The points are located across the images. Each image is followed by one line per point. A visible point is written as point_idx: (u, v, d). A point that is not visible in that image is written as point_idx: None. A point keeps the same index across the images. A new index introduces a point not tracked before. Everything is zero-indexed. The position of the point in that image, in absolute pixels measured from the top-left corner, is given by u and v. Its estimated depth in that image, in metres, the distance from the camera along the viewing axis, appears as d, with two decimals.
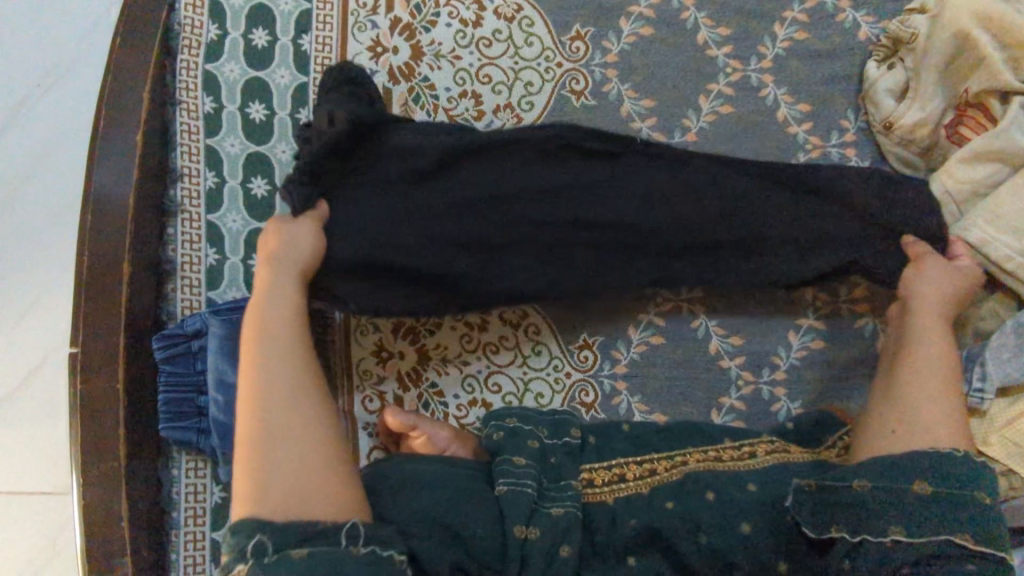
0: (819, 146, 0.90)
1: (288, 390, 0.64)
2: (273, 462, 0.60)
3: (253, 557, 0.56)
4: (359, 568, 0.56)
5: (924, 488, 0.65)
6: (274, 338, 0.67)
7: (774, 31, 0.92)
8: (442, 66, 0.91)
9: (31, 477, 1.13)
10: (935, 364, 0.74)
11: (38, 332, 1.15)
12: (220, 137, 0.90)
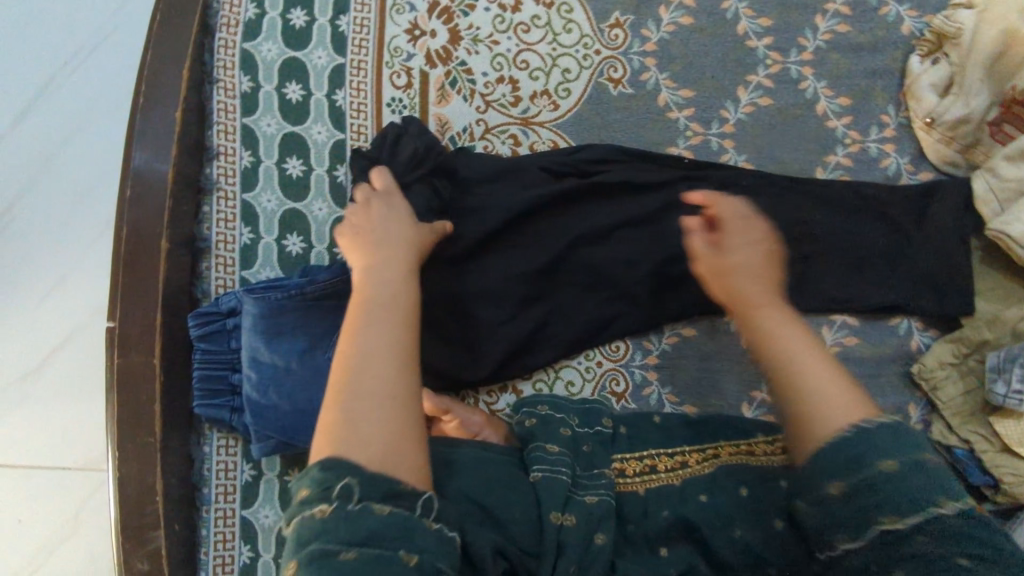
0: (858, 141, 0.90)
1: (381, 356, 0.63)
2: (362, 420, 0.59)
3: (335, 501, 0.54)
4: (429, 540, 0.56)
5: (891, 465, 0.56)
6: (377, 305, 0.66)
7: (815, 23, 0.91)
8: (480, 50, 0.91)
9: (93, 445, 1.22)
10: (794, 356, 0.63)
11: (65, 307, 1.25)
12: (257, 117, 0.90)
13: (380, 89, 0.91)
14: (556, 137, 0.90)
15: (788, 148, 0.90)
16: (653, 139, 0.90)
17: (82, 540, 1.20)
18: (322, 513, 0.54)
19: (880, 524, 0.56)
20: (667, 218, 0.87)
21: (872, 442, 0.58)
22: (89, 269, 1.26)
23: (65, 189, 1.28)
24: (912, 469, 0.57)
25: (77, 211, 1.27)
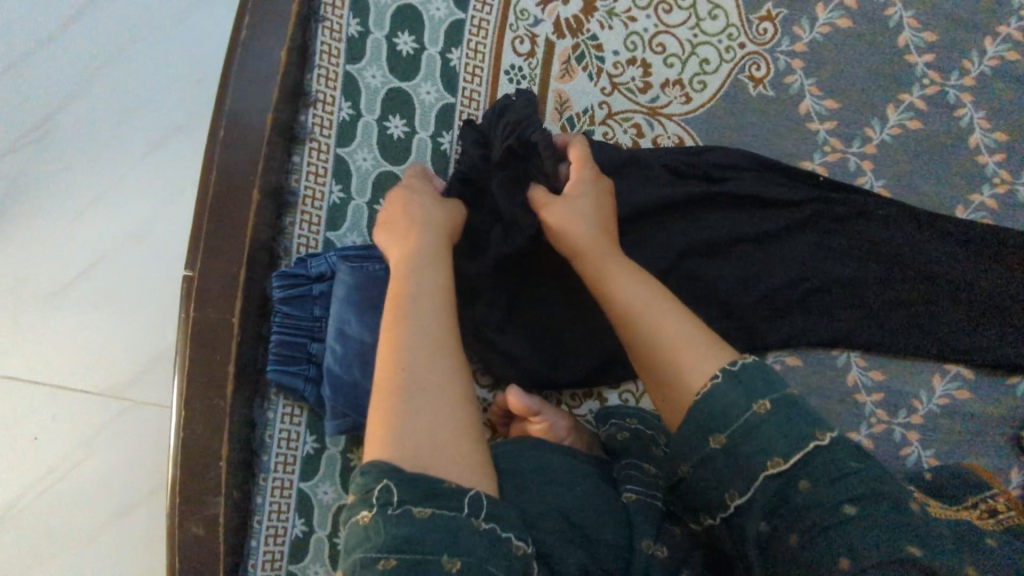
0: (1007, 182, 0.82)
1: (424, 344, 0.58)
2: (413, 419, 0.54)
3: (376, 506, 0.49)
4: (475, 546, 0.49)
5: (764, 407, 0.54)
6: (413, 291, 0.62)
7: (984, 46, 0.83)
8: (614, 25, 0.84)
9: (133, 384, 1.18)
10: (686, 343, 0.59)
11: (102, 222, 1.21)
12: (362, 66, 0.83)
13: (499, 55, 0.84)
14: (683, 133, 0.83)
15: (930, 179, 0.83)
16: (786, 150, 0.83)
17: (93, 466, 1.16)
18: (365, 520, 0.50)
19: (764, 469, 0.53)
20: (787, 238, 0.80)
21: (743, 384, 0.55)
22: (131, 185, 1.22)
23: (113, 97, 1.23)
24: (784, 415, 0.54)
25: (127, 124, 1.23)
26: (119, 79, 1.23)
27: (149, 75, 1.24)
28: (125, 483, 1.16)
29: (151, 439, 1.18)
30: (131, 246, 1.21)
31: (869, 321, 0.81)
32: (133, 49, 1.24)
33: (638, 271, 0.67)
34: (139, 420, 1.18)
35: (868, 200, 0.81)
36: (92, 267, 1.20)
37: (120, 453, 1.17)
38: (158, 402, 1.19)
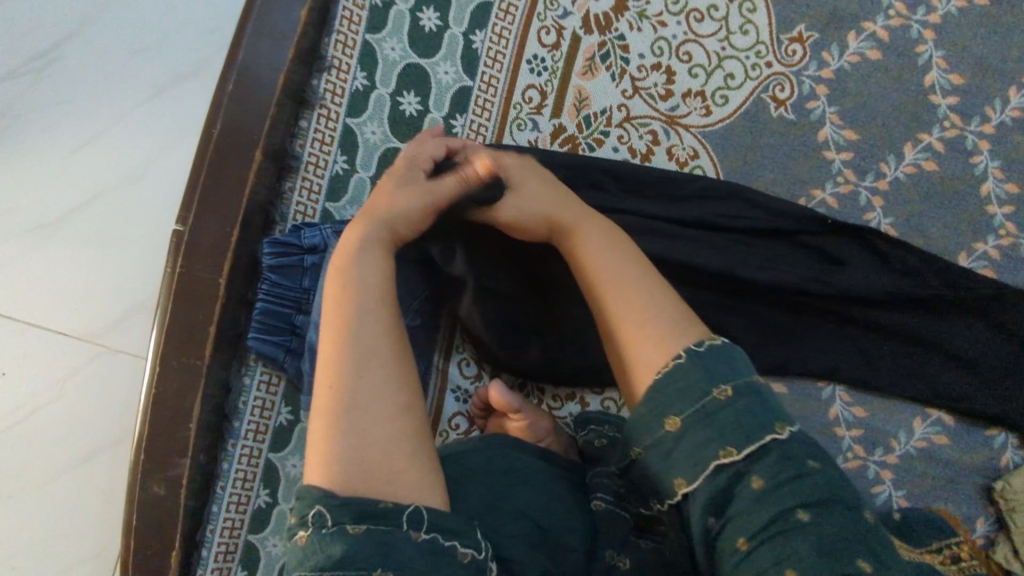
0: (1012, 235, 0.82)
1: (366, 350, 0.55)
2: (357, 429, 0.52)
3: (311, 528, 0.49)
4: (415, 560, 0.48)
5: (729, 394, 0.52)
6: (355, 290, 0.57)
7: (1008, 95, 0.82)
8: (644, 28, 0.82)
9: (108, 330, 1.16)
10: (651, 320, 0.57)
11: (96, 160, 1.17)
12: (382, 37, 0.80)
13: (523, 43, 0.82)
14: (698, 146, 0.82)
15: (937, 222, 0.82)
16: (800, 176, 0.82)
17: (60, 410, 1.14)
18: (302, 540, 0.49)
19: (719, 457, 0.51)
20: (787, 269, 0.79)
21: (707, 369, 0.53)
22: (131, 128, 1.19)
23: (122, 36, 1.19)
24: (748, 403, 0.52)
25: (133, 65, 1.19)
26: (128, 16, 1.20)
27: (160, 19, 1.21)
28: (91, 429, 1.14)
29: (121, 388, 1.15)
30: (124, 189, 1.18)
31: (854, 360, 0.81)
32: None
33: (613, 244, 0.64)
34: (111, 368, 1.15)
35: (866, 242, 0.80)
36: (80, 207, 1.16)
37: (87, 399, 1.15)
38: (132, 351, 1.16)
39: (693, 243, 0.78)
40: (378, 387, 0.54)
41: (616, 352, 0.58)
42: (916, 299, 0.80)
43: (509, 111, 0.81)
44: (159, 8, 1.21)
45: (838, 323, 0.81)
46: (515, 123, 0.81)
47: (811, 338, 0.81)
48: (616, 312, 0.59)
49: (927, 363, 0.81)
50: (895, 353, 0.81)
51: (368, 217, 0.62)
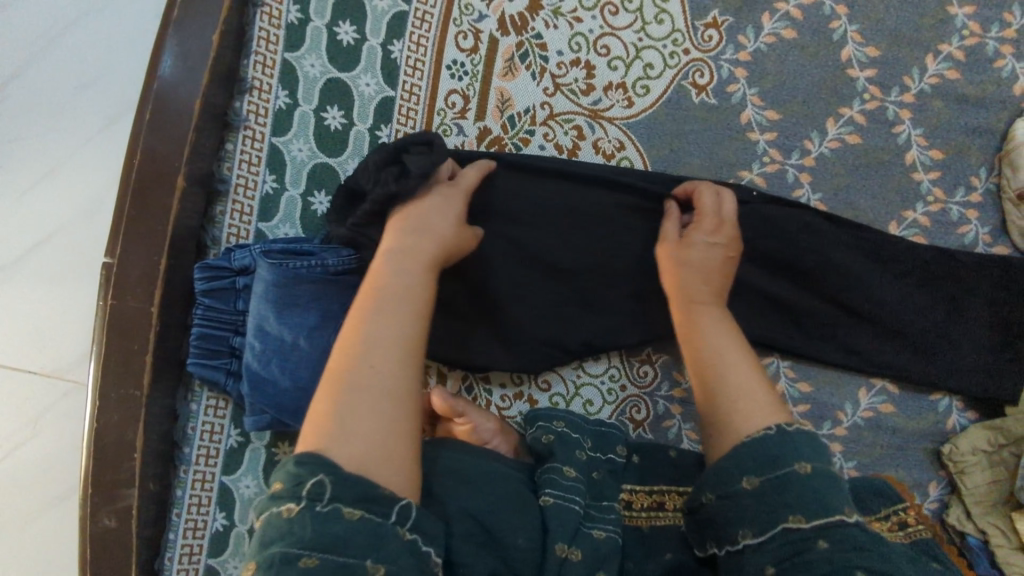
0: (940, 200, 0.83)
1: (386, 347, 0.55)
2: (365, 419, 0.51)
3: (304, 500, 0.46)
4: (398, 556, 0.47)
5: (809, 467, 0.54)
6: (383, 291, 0.58)
7: (925, 63, 0.83)
8: (560, 25, 0.83)
9: (70, 367, 1.15)
10: (741, 381, 0.61)
11: (49, 198, 1.17)
12: (301, 54, 0.81)
13: (441, 50, 0.82)
14: (623, 137, 0.82)
15: (866, 194, 0.83)
16: (726, 159, 0.83)
17: (34, 448, 1.14)
18: (289, 513, 0.46)
19: (785, 522, 0.53)
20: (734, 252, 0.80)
21: (791, 443, 0.56)
22: (81, 162, 1.18)
23: (63, 72, 1.18)
24: (827, 478, 0.55)
25: (79, 99, 1.18)
26: (69, 50, 1.19)
27: (98, 50, 1.20)
28: (62, 465, 1.14)
29: None
30: (78, 223, 1.17)
31: (800, 336, 0.82)
32: (85, 21, 1.20)
33: (727, 325, 0.66)
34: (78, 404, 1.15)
35: (825, 223, 0.81)
36: (37, 245, 1.16)
37: (60, 435, 1.15)
38: None
39: (615, 234, 0.79)
40: (387, 377, 0.53)
41: (714, 412, 0.60)
42: (855, 273, 0.80)
43: (434, 118, 0.82)
44: (98, 38, 1.20)
45: (768, 304, 0.82)
46: (441, 129, 0.82)
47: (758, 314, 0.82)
48: (723, 396, 0.61)
49: (858, 337, 0.82)
50: (829, 327, 0.82)
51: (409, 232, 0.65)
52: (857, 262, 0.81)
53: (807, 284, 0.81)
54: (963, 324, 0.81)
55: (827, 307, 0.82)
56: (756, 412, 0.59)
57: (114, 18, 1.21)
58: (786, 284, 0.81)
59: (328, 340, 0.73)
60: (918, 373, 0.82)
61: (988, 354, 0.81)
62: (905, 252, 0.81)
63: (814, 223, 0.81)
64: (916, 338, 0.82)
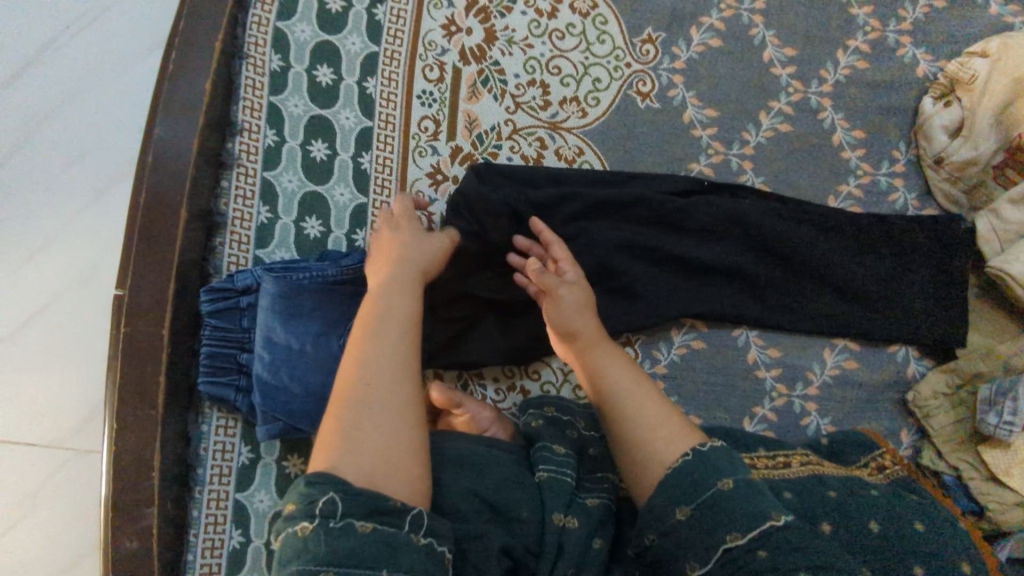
0: (869, 173, 0.93)
1: (374, 373, 0.62)
2: (358, 439, 0.58)
3: (318, 520, 0.53)
4: (412, 557, 0.55)
5: (727, 484, 0.62)
6: (374, 320, 0.66)
7: (837, 57, 0.94)
8: (514, 52, 0.93)
9: (69, 435, 1.12)
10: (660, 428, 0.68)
11: (44, 275, 1.14)
12: (285, 96, 0.89)
13: (411, 82, 0.91)
14: (582, 144, 0.92)
15: (803, 173, 0.93)
16: (675, 154, 0.92)
17: (34, 522, 1.09)
18: (304, 530, 0.53)
19: (724, 541, 0.60)
20: (691, 235, 0.89)
21: (710, 463, 0.63)
22: (72, 236, 1.16)
23: (44, 153, 1.17)
24: (748, 491, 0.62)
25: (72, 173, 1.17)
26: (60, 126, 1.18)
27: (91, 124, 1.19)
28: (65, 536, 1.09)
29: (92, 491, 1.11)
30: (73, 296, 1.14)
31: (759, 305, 0.90)
32: (72, 97, 1.19)
33: (618, 355, 0.75)
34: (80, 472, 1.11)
35: (764, 203, 0.90)
36: (27, 322, 1.13)
37: (62, 507, 1.10)
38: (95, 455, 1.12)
39: (588, 225, 0.87)
40: (378, 385, 0.61)
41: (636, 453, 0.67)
42: (802, 243, 0.89)
43: (409, 142, 0.90)
44: (90, 112, 1.19)
45: (725, 278, 0.89)
46: (417, 150, 0.90)
47: (719, 289, 0.89)
48: (639, 432, 0.68)
49: (815, 300, 0.90)
50: (784, 295, 0.90)
51: (396, 265, 0.73)
52: (802, 234, 0.89)
53: (760, 259, 0.90)
54: (904, 282, 0.90)
55: (778, 278, 0.89)
56: (660, 451, 0.66)
57: (105, 94, 1.20)
58: (741, 260, 0.89)
59: (333, 347, 0.80)
60: (871, 329, 0.90)
61: (938, 308, 0.89)
62: (842, 220, 0.90)
63: (751, 204, 0.90)
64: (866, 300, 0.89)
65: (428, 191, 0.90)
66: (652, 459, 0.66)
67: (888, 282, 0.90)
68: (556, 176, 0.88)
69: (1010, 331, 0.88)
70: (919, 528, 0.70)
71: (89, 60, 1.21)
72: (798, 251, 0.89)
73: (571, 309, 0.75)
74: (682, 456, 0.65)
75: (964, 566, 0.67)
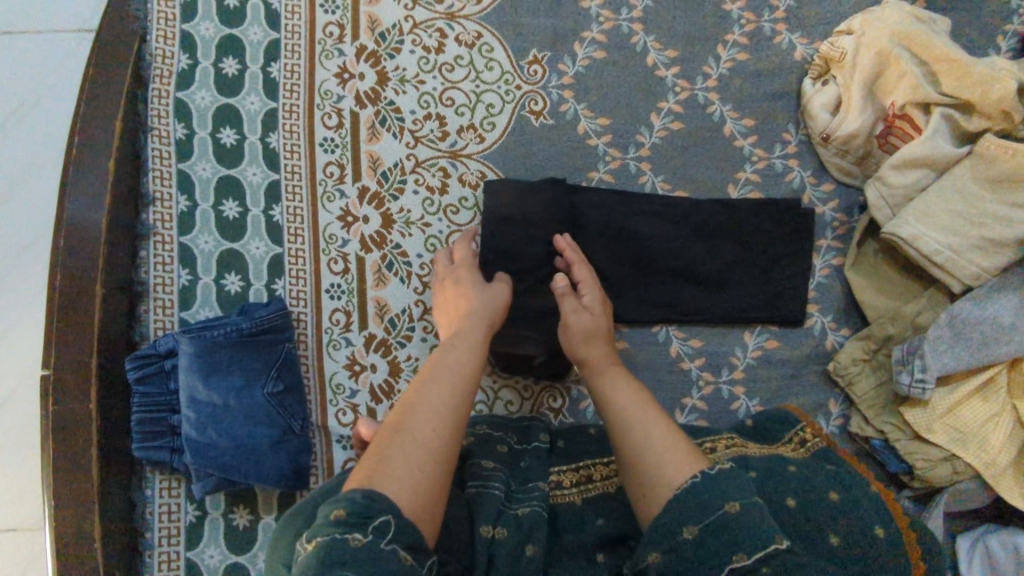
0: (764, 157, 0.96)
1: (441, 411, 0.62)
2: (404, 459, 0.58)
3: (371, 535, 0.52)
4: None
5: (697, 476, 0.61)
6: (447, 367, 0.67)
7: (718, 52, 0.98)
8: (407, 90, 0.96)
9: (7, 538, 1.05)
10: (660, 463, 0.63)
11: (7, 359, 1.08)
12: (192, 162, 0.92)
13: (312, 132, 0.95)
14: (484, 168, 0.95)
15: (701, 167, 0.96)
16: (575, 165, 0.96)
17: None
18: (356, 542, 0.52)
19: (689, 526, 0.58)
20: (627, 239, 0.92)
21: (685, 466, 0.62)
22: None
23: None
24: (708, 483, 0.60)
25: (29, 253, 1.10)
26: (7, 201, 1.11)
27: (46, 202, 1.11)
28: None
29: None
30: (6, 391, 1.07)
31: (680, 300, 0.92)
32: (19, 172, 1.11)
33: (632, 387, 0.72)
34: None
35: (669, 202, 0.94)
36: None
37: None
38: (38, 555, 1.05)
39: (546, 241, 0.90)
40: (436, 421, 0.61)
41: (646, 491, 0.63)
42: (713, 236, 0.93)
43: (316, 189, 0.94)
44: (37, 182, 1.12)
45: (644, 277, 0.92)
46: (325, 196, 0.93)
47: (648, 286, 0.92)
48: (643, 455, 0.64)
49: (723, 289, 0.92)
50: (700, 289, 0.93)
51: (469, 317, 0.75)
52: (716, 232, 0.93)
53: (682, 256, 0.93)
54: (806, 261, 0.93)
55: (698, 270, 0.93)
56: (668, 472, 0.62)
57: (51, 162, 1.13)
58: (660, 257, 0.92)
59: (257, 397, 0.84)
60: (784, 309, 0.92)
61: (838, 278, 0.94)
62: (738, 208, 0.93)
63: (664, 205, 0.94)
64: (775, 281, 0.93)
65: (340, 234, 0.93)
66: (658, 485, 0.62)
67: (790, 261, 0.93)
68: (531, 190, 0.90)
69: (914, 290, 0.91)
70: (834, 499, 0.71)
71: (19, 126, 1.12)
72: (707, 246, 0.93)
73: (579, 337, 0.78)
74: (693, 477, 0.61)
75: (878, 531, 0.69)
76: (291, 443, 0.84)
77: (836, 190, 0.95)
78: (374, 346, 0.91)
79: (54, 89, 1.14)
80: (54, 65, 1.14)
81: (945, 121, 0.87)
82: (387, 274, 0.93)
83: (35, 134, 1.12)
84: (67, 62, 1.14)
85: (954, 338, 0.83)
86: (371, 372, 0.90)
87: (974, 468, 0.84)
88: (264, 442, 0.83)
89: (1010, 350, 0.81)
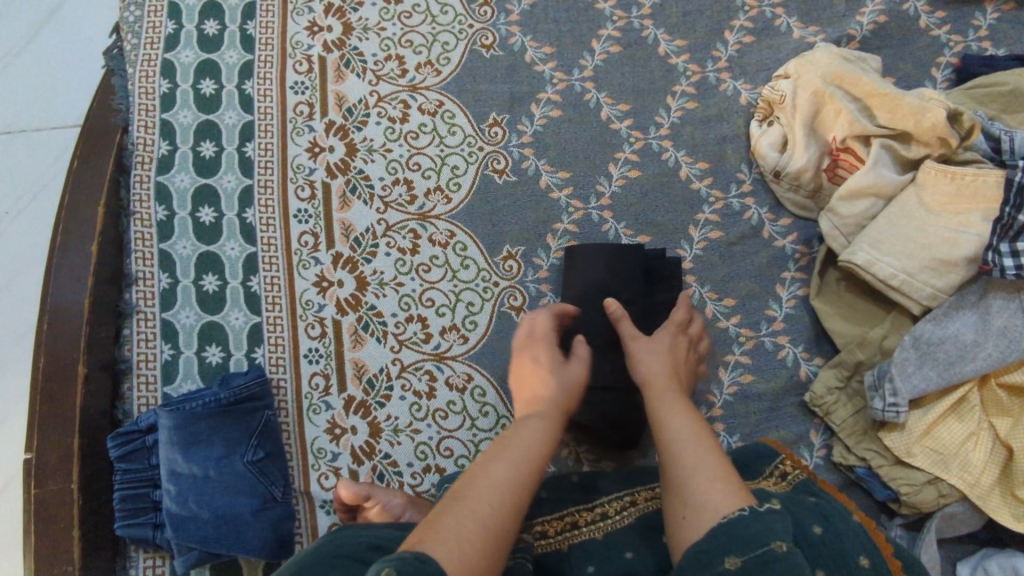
0: (721, 198, 0.99)
1: (501, 479, 0.62)
2: (460, 523, 0.57)
3: None
4: None
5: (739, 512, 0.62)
6: (514, 437, 0.68)
7: (667, 103, 1.03)
8: (375, 159, 1.01)
9: None
10: (711, 498, 0.64)
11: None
12: (173, 241, 0.96)
13: (286, 204, 0.99)
14: (452, 227, 0.99)
15: (661, 211, 0.99)
16: (539, 218, 0.99)
17: None
18: None
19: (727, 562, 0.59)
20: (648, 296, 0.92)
21: (762, 520, 0.61)
22: None
23: None
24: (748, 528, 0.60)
25: (21, 343, 1.13)
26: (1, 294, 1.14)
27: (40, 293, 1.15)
28: None
29: None
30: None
31: None
32: (13, 266, 1.16)
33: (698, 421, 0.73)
34: None
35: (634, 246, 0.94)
36: None
37: None
38: None
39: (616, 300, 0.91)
40: (498, 487, 0.61)
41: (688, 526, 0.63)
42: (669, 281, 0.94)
43: (292, 258, 0.97)
44: (29, 274, 1.16)
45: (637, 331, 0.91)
46: (301, 264, 0.97)
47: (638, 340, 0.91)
48: (700, 488, 0.65)
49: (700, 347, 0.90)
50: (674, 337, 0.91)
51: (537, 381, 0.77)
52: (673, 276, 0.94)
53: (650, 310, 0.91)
54: (768, 293, 0.96)
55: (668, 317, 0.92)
56: (716, 505, 0.63)
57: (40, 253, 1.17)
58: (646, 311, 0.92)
59: (237, 467, 0.86)
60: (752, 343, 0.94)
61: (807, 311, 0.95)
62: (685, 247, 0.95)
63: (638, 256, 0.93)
64: (740, 318, 0.95)
65: (316, 299, 0.96)
66: (708, 515, 0.63)
67: (753, 297, 0.96)
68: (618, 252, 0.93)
69: (880, 314, 0.93)
70: (816, 532, 0.70)
71: (13, 223, 1.18)
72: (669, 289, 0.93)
73: (649, 360, 0.80)
74: (739, 510, 0.62)
75: (862, 561, 0.68)
76: (272, 511, 0.86)
77: (795, 223, 0.98)
78: (353, 408, 0.92)
79: (48, 185, 1.20)
80: (49, 162, 1.20)
81: (886, 151, 0.91)
82: (363, 335, 0.95)
83: (26, 229, 1.17)
84: (62, 159, 1.20)
85: (921, 359, 0.84)
86: (352, 434, 0.91)
87: (959, 490, 0.83)
88: (245, 512, 0.85)
89: (975, 369, 0.83)
